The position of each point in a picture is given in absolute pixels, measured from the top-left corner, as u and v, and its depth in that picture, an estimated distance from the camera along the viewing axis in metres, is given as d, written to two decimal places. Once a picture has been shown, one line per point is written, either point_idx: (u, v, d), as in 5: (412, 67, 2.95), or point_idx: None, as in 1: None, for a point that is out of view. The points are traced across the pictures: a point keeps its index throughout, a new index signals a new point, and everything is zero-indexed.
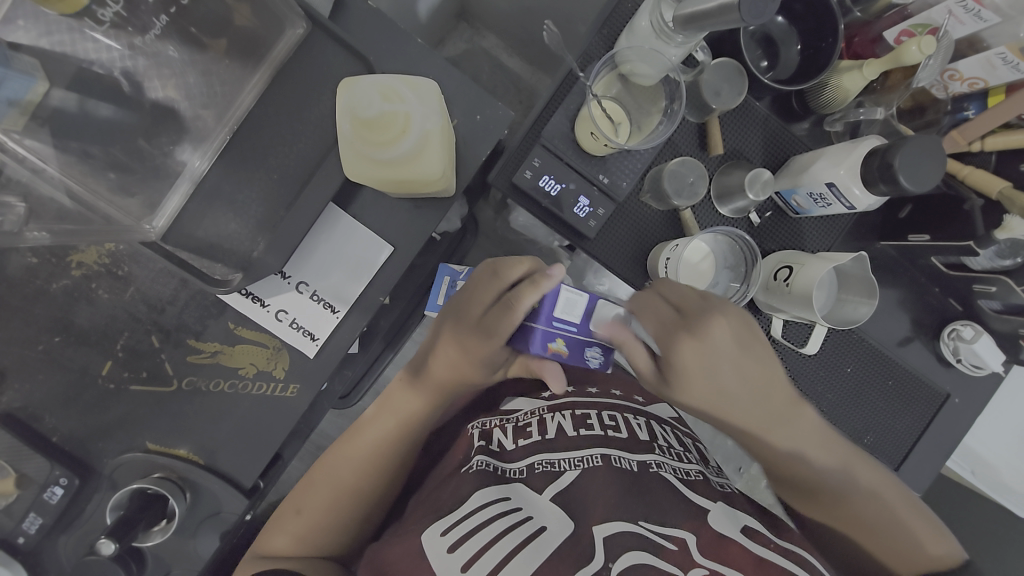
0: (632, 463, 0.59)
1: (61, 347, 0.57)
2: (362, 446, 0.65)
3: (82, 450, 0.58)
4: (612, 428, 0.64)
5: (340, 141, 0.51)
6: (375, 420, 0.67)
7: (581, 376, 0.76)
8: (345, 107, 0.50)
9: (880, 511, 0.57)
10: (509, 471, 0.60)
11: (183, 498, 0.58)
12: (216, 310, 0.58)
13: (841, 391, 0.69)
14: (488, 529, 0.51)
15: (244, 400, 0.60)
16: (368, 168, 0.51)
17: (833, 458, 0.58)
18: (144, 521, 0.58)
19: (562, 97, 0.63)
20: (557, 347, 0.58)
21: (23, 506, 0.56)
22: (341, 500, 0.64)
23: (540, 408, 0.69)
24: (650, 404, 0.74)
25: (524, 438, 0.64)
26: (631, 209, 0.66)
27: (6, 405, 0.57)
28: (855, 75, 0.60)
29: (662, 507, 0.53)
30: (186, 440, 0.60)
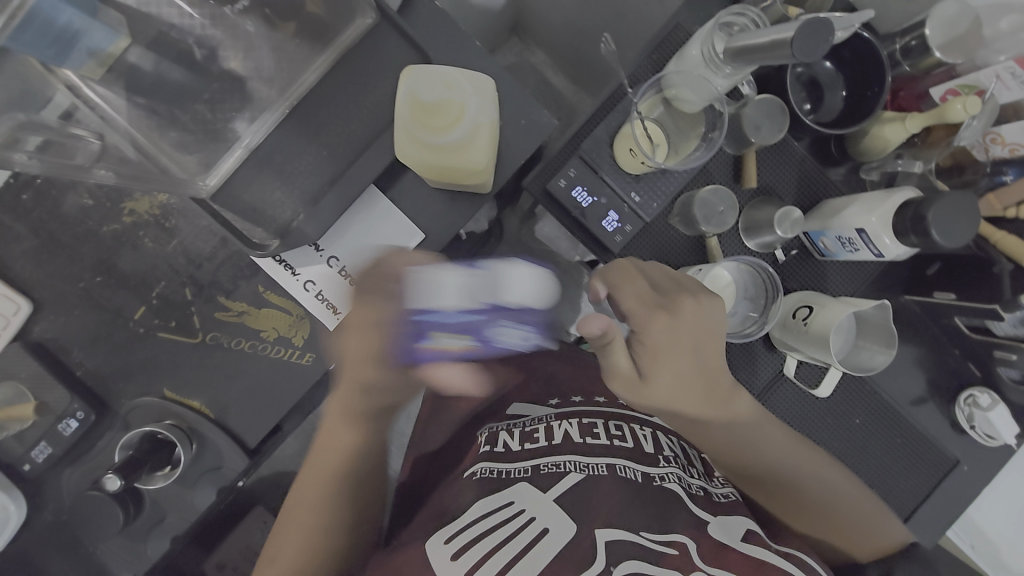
0: (637, 473, 0.59)
1: (100, 287, 0.60)
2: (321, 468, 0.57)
3: (103, 388, 0.61)
4: (618, 438, 0.64)
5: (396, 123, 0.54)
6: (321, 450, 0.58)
7: (586, 388, 0.76)
8: (407, 91, 0.54)
9: (823, 496, 0.60)
10: (512, 471, 0.60)
11: (190, 448, 0.61)
12: (249, 272, 0.61)
13: (847, 441, 0.69)
14: (495, 533, 0.53)
15: (260, 362, 0.62)
16: (413, 150, 0.54)
17: (771, 446, 0.60)
18: (150, 463, 0.60)
19: (604, 114, 0.64)
20: (455, 345, 0.46)
21: (35, 435, 0.59)
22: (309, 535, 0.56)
23: (549, 416, 0.69)
24: (658, 414, 0.72)
25: (530, 442, 0.64)
26: (658, 229, 0.67)
27: (39, 334, 0.59)
28: (897, 127, 0.61)
29: (667, 514, 0.55)
30: (200, 393, 0.62)
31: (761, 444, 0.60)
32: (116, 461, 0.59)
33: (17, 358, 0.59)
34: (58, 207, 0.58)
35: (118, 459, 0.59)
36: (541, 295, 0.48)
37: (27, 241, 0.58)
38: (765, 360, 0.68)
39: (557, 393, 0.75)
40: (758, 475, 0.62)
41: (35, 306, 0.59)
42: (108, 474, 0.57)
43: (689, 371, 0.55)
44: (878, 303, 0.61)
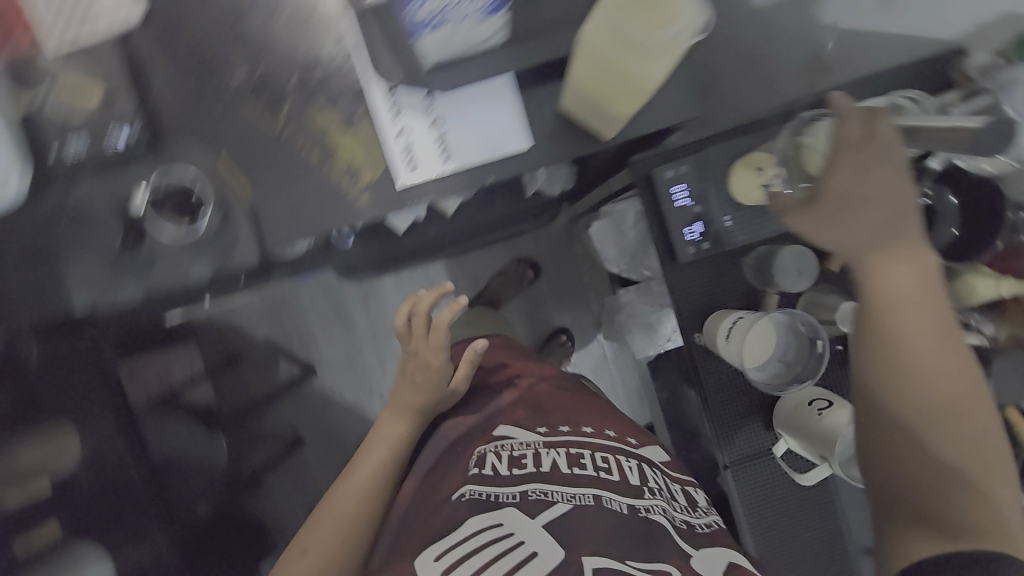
0: (623, 506, 0.61)
1: (215, 33, 0.57)
2: (354, 487, 0.74)
3: (164, 122, 0.58)
4: (604, 471, 0.66)
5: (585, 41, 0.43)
6: (335, 506, 0.73)
7: (571, 415, 0.76)
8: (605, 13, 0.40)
9: (971, 457, 0.43)
10: (502, 495, 0.63)
11: (206, 198, 0.58)
12: (356, 95, 0.59)
13: (784, 541, 0.70)
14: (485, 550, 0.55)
15: (319, 181, 0.60)
16: (603, 40, 0.42)
17: (939, 358, 0.43)
18: (174, 207, 0.58)
19: (740, 134, 0.65)
20: None
21: (82, 129, 0.57)
22: (337, 549, 0.70)
23: (536, 442, 0.70)
24: (642, 447, 0.73)
25: (518, 468, 0.66)
26: (728, 264, 0.67)
27: (137, 40, 0.57)
28: (990, 284, 0.62)
29: (654, 544, 0.57)
30: (248, 177, 0.59)
31: (920, 359, 0.43)
32: (150, 187, 0.58)
33: (104, 54, 0.57)
34: None
35: (153, 186, 0.58)
36: None
37: None
38: (757, 431, 0.69)
39: (546, 421, 0.74)
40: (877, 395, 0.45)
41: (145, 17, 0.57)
42: (136, 190, 0.58)
43: (860, 220, 0.42)
44: None
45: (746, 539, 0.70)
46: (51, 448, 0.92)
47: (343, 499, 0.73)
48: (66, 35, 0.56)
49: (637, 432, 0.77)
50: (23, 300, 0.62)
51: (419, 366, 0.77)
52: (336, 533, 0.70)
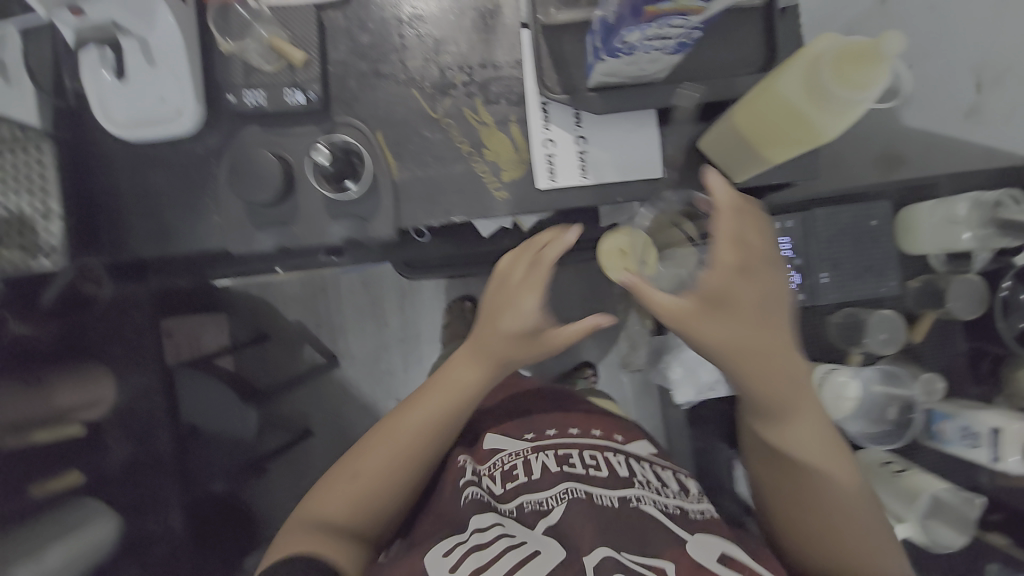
0: (613, 499, 0.63)
1: (401, 23, 0.63)
2: (411, 425, 0.68)
3: (336, 91, 0.62)
4: (592, 467, 0.68)
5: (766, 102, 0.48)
6: (379, 442, 0.68)
7: (558, 419, 0.78)
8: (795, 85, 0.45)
9: (849, 510, 0.56)
10: (502, 508, 0.66)
11: (366, 163, 0.61)
12: (516, 100, 0.64)
13: None
14: (491, 548, 0.55)
15: (464, 171, 0.64)
16: (797, 92, 0.45)
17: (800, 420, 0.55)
18: (340, 167, 0.60)
19: (842, 202, 0.70)
20: None
21: (259, 81, 0.60)
22: (378, 490, 0.66)
23: (524, 449, 0.72)
24: (630, 442, 0.76)
25: (511, 480, 0.69)
26: (814, 320, 0.71)
27: (329, 15, 0.62)
28: None
29: (644, 536, 0.57)
30: (399, 155, 0.63)
31: (805, 441, 0.56)
32: (327, 145, 0.60)
33: (298, 16, 0.60)
34: None
35: (328, 144, 0.60)
36: None
37: None
38: None
39: (532, 428, 0.76)
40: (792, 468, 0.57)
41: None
42: (319, 145, 0.59)
43: (748, 309, 0.50)
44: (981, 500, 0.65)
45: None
46: (89, 390, 0.84)
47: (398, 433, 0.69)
48: None
49: (621, 429, 0.80)
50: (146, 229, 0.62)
51: (509, 312, 0.66)
52: (379, 474, 0.66)
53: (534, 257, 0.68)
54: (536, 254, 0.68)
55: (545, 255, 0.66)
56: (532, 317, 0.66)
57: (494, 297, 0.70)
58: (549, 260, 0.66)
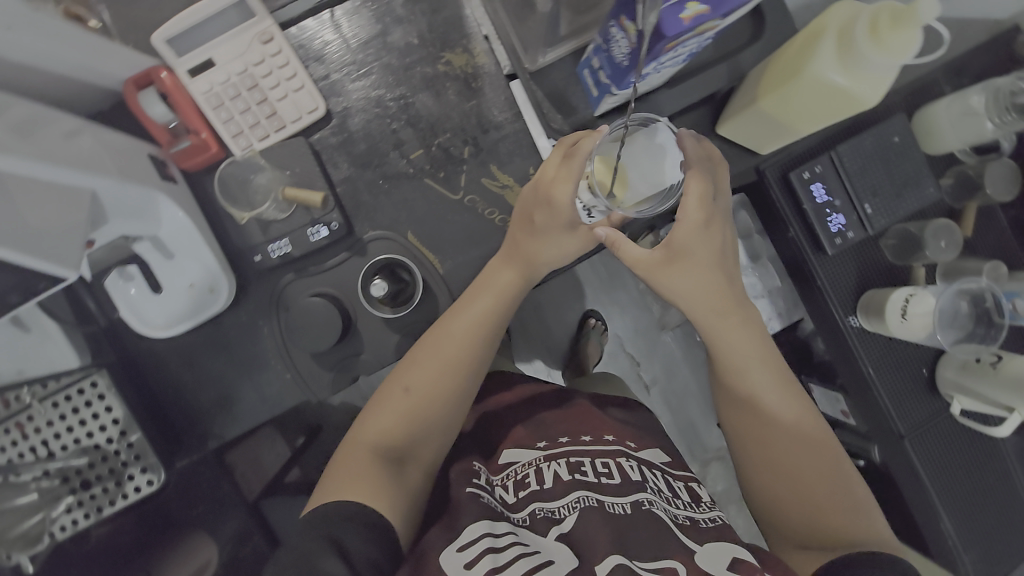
0: (623, 506, 0.57)
1: (390, 118, 0.61)
2: (457, 331, 0.59)
3: (353, 210, 0.60)
4: (604, 476, 0.62)
5: (793, 83, 0.47)
6: (419, 359, 0.59)
7: (569, 426, 0.72)
8: (828, 63, 0.44)
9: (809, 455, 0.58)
10: (511, 517, 0.59)
11: (415, 271, 0.59)
12: (528, 152, 0.62)
13: (960, 502, 0.74)
14: (504, 553, 0.51)
15: (502, 239, 0.63)
16: (835, 75, 0.44)
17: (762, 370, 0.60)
18: (391, 291, 0.58)
19: (860, 128, 0.70)
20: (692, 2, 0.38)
21: (280, 231, 0.58)
22: (423, 411, 0.58)
23: (538, 457, 0.66)
24: (642, 450, 0.69)
25: (523, 489, 0.62)
26: (868, 250, 0.72)
27: (317, 139, 0.60)
28: None
29: (660, 539, 0.53)
30: (435, 248, 0.62)
31: (767, 392, 0.60)
32: (375, 271, 0.59)
33: (289, 152, 0.58)
34: (385, 33, 0.60)
35: (376, 270, 0.59)
36: None
37: (347, 55, 0.60)
38: (924, 399, 0.73)
39: (545, 436, 0.70)
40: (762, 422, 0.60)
41: (326, 114, 0.59)
42: (371, 279, 0.58)
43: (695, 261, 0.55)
44: None
45: (944, 516, 0.74)
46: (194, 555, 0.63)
47: (442, 344, 0.59)
48: (260, 142, 0.58)
49: (633, 434, 0.73)
50: (214, 412, 0.61)
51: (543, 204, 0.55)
52: (433, 391, 0.58)
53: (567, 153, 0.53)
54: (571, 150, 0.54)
55: (579, 147, 0.51)
56: (568, 214, 0.55)
57: (523, 195, 0.58)
58: (584, 152, 0.51)
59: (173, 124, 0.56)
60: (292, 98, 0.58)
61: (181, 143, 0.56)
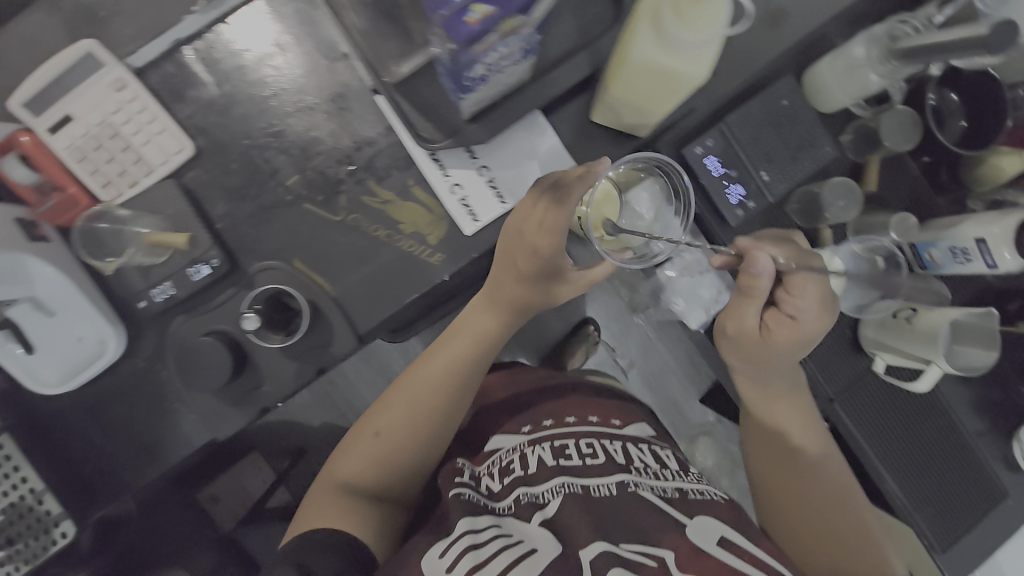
0: (611, 488, 0.62)
1: (261, 147, 0.61)
2: (429, 373, 0.69)
3: (237, 246, 0.61)
4: (590, 456, 0.66)
5: (629, 64, 0.47)
6: (409, 396, 0.68)
7: (559, 407, 0.77)
8: (650, 39, 0.44)
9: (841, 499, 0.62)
10: (497, 507, 0.63)
11: (300, 297, 0.59)
12: (404, 164, 0.62)
13: (907, 462, 0.73)
14: (485, 548, 0.55)
15: (389, 254, 0.62)
16: (654, 54, 0.44)
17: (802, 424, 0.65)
18: (274, 322, 0.59)
19: (748, 96, 0.69)
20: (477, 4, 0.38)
21: (161, 274, 0.58)
22: (396, 448, 0.66)
23: (522, 442, 0.70)
24: (627, 426, 0.74)
25: (507, 475, 0.67)
26: (773, 216, 0.71)
27: (188, 179, 0.60)
28: (1015, 159, 0.67)
29: (642, 525, 0.57)
30: (322, 271, 0.62)
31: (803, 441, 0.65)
32: (250, 305, 0.58)
33: (164, 197, 0.59)
34: (244, 63, 0.60)
35: (252, 303, 0.58)
36: None
37: (210, 90, 0.60)
38: (852, 359, 0.72)
39: (530, 418, 0.75)
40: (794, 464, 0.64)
41: (195, 152, 0.60)
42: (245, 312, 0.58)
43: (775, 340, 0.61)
44: (988, 308, 0.64)
45: (887, 478, 0.73)
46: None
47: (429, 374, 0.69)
48: (130, 189, 0.59)
49: (620, 411, 0.78)
50: (128, 461, 0.62)
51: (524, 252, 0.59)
52: (410, 423, 0.67)
53: (553, 197, 0.55)
54: (556, 194, 0.55)
55: (567, 195, 0.53)
56: (551, 259, 0.59)
57: (505, 236, 0.60)
58: (574, 201, 0.53)
59: (39, 184, 0.57)
60: (156, 142, 0.59)
61: (48, 202, 0.57)
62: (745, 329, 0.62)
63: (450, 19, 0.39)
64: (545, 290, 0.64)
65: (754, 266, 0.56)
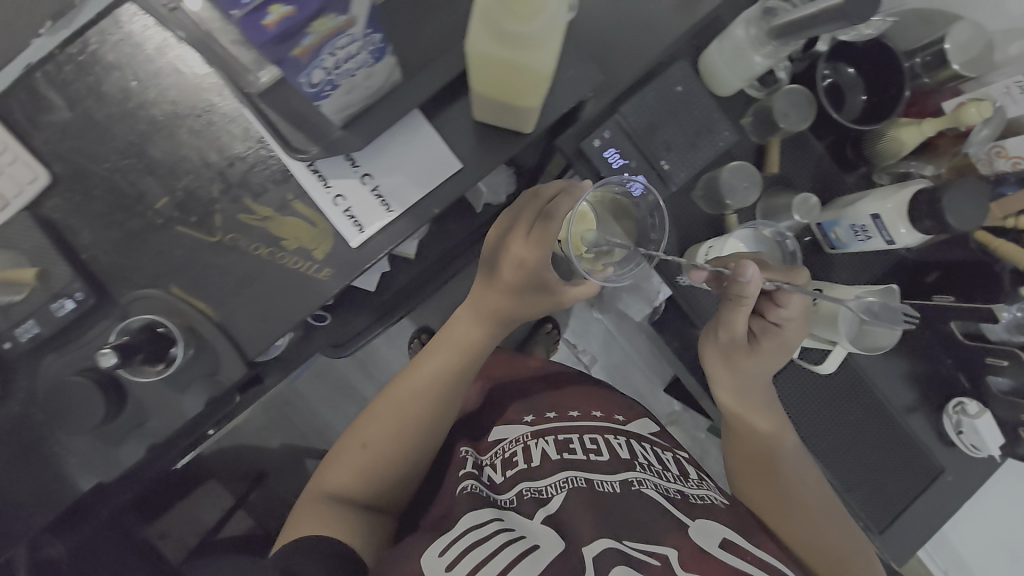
0: (613, 484, 0.66)
1: (125, 170, 0.58)
2: (416, 383, 0.72)
3: (110, 276, 0.58)
4: (593, 452, 0.72)
5: (479, 56, 0.44)
6: (394, 406, 0.71)
7: (561, 402, 0.83)
8: (494, 31, 0.41)
9: (821, 502, 0.65)
10: (499, 500, 0.68)
11: (172, 326, 0.56)
12: (281, 177, 0.59)
13: (831, 441, 0.74)
14: (488, 542, 0.58)
15: (275, 273, 0.59)
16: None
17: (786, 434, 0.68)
18: (144, 354, 0.55)
19: (642, 84, 0.67)
20: (274, 6, 0.36)
21: (23, 311, 0.56)
22: (383, 457, 0.69)
23: (525, 435, 0.76)
24: (630, 422, 0.81)
25: (510, 468, 0.72)
26: (680, 205, 0.70)
27: (50, 210, 0.57)
28: (914, 129, 0.65)
29: (648, 525, 0.60)
30: (204, 296, 0.59)
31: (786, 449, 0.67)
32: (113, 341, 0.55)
33: (25, 231, 0.56)
34: (98, 83, 0.57)
35: (116, 338, 0.55)
36: None
37: (64, 114, 0.57)
38: None
39: (533, 410, 0.81)
40: (778, 473, 0.66)
41: (53, 180, 0.57)
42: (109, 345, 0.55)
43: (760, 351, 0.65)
44: (887, 284, 0.64)
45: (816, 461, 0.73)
46: None
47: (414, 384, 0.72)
48: None
49: (621, 407, 0.85)
50: (17, 509, 0.59)
51: (513, 264, 0.61)
52: (395, 432, 0.70)
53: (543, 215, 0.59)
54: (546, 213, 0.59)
55: (553, 210, 0.58)
56: (537, 272, 0.62)
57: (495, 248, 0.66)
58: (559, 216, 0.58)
59: None
60: (6, 173, 0.56)
61: None
62: (738, 343, 0.64)
63: (246, 22, 0.36)
64: (534, 306, 0.68)
65: (742, 272, 0.56)
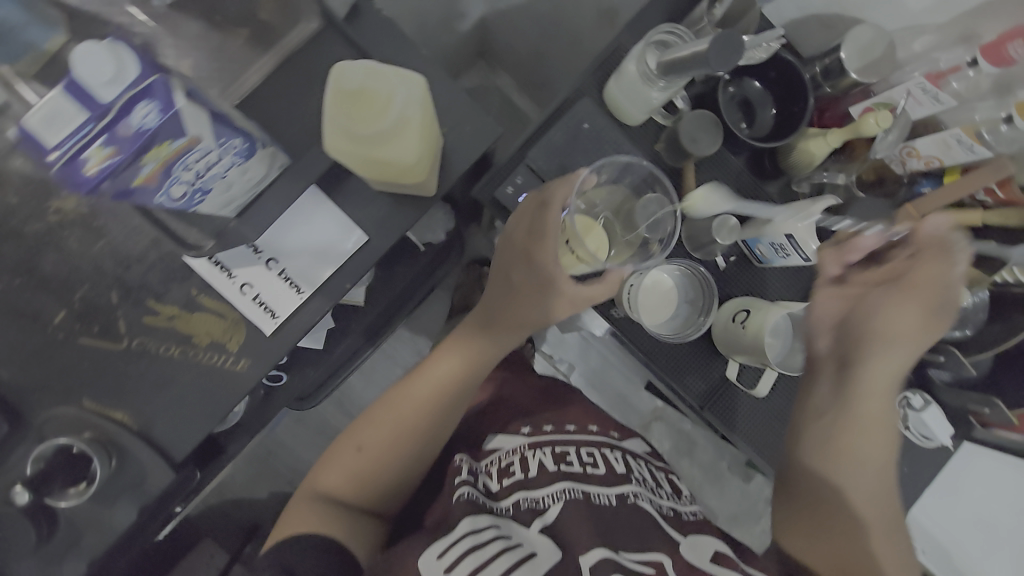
0: (610, 498, 0.69)
1: (17, 289, 0.56)
2: (421, 390, 0.71)
3: (17, 399, 0.56)
4: (590, 465, 0.74)
5: (352, 153, 0.47)
6: (394, 411, 0.70)
7: (561, 416, 0.85)
8: (348, 128, 0.45)
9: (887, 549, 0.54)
10: (496, 507, 0.68)
11: (82, 446, 0.54)
12: (182, 275, 0.57)
13: None
14: (487, 548, 0.58)
15: (191, 372, 0.58)
16: (350, 77, 0.45)
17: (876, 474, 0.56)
18: (61, 479, 0.55)
19: (548, 127, 0.66)
20: (93, 152, 0.39)
21: None
22: (383, 458, 0.69)
23: (522, 446, 0.77)
24: (625, 440, 0.84)
25: (506, 478, 0.72)
26: None
27: None
28: (820, 142, 0.65)
29: (642, 535, 0.64)
30: (121, 405, 0.57)
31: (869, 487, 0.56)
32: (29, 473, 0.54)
33: None
34: None
35: (31, 470, 0.54)
36: (96, 52, 0.37)
37: None
38: (709, 365, 0.70)
39: (530, 421, 0.83)
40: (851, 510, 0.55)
41: None
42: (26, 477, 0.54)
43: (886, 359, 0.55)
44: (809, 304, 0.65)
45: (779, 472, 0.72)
46: None
47: (418, 389, 0.72)
48: None
49: (618, 425, 0.88)
50: None
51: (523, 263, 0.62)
52: (392, 437, 0.69)
53: (543, 203, 0.59)
54: (547, 201, 0.59)
55: (551, 198, 0.58)
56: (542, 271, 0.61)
57: (501, 253, 0.66)
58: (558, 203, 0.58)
59: None
60: None
61: None
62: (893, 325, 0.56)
63: (66, 171, 0.39)
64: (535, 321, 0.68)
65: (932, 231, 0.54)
